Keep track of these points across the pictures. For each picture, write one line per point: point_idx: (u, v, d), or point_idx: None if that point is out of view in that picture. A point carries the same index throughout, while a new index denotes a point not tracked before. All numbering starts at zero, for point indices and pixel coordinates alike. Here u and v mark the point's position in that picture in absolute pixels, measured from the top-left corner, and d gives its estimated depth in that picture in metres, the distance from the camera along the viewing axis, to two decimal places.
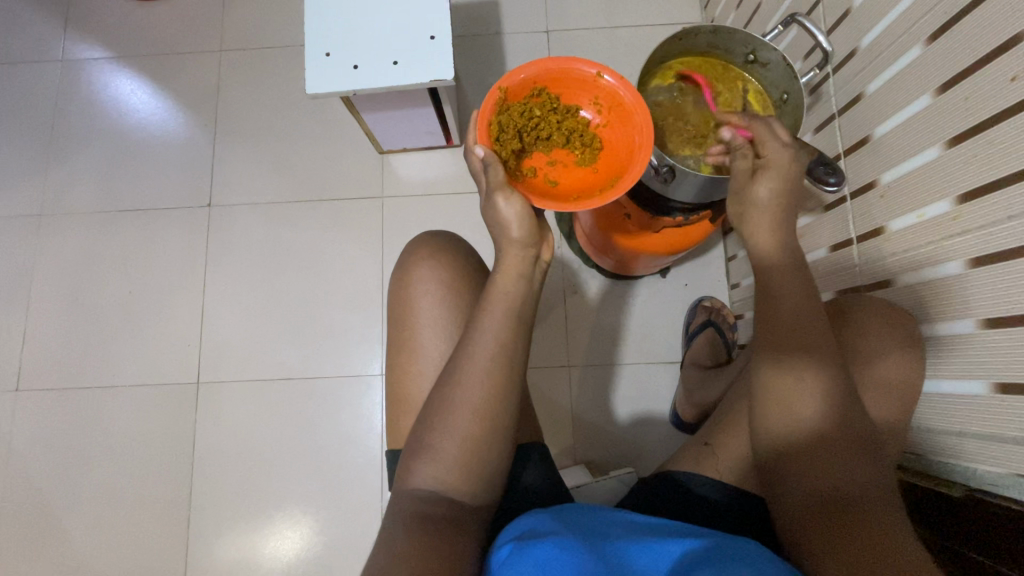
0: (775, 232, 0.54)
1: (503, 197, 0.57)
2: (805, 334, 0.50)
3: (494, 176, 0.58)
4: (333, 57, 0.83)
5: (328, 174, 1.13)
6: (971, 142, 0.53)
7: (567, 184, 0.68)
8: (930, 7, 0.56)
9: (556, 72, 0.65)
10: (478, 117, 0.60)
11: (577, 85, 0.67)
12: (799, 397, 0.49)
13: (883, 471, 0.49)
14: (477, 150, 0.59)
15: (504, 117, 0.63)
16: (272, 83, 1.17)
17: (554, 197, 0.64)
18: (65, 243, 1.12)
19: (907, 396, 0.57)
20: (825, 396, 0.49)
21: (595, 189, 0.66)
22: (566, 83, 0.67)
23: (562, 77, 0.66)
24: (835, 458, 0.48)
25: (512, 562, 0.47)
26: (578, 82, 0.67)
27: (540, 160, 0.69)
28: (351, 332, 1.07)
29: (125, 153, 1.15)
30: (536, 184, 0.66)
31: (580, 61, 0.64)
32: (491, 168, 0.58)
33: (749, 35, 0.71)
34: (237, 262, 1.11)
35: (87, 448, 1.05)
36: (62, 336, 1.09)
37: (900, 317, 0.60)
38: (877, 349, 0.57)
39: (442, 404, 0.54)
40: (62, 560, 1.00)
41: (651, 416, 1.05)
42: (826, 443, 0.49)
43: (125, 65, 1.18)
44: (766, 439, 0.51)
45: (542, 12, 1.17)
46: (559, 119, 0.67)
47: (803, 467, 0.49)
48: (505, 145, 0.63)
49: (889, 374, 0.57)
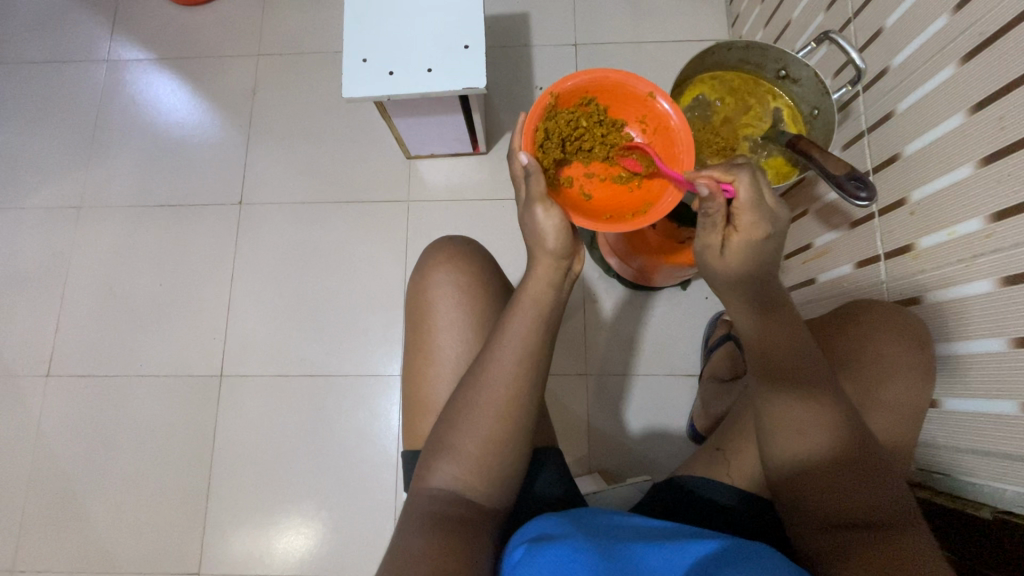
0: (750, 318, 0.52)
1: (543, 208, 0.59)
2: (811, 367, 0.50)
3: (534, 186, 0.59)
4: (369, 63, 0.85)
5: (356, 177, 1.16)
6: (1004, 161, 0.53)
7: (600, 198, 0.70)
8: (964, 28, 0.57)
9: (608, 83, 0.66)
10: (525, 123, 0.61)
11: (627, 100, 0.68)
12: (812, 422, 0.49)
13: (898, 487, 0.49)
14: (521, 156, 0.60)
15: (551, 124, 0.65)
16: (307, 87, 1.20)
17: (585, 212, 0.66)
18: (100, 235, 1.16)
19: (921, 416, 0.58)
20: (838, 420, 0.49)
21: (628, 210, 0.68)
22: (616, 96, 0.68)
23: (613, 90, 0.67)
24: (853, 478, 0.49)
25: (525, 563, 0.47)
26: (629, 97, 0.67)
27: (578, 169, 0.71)
28: (372, 332, 1.09)
29: (162, 150, 1.19)
30: (571, 195, 0.69)
31: (635, 79, 0.64)
32: (533, 177, 0.59)
33: (780, 51, 0.76)
34: (264, 259, 1.13)
35: (111, 436, 1.07)
36: (93, 324, 1.12)
37: (901, 334, 0.60)
38: (895, 368, 0.58)
39: (464, 404, 0.54)
40: (83, 544, 1.02)
41: (665, 429, 1.04)
42: (842, 465, 0.49)
43: (165, 67, 1.22)
44: (772, 462, 0.52)
45: (572, 25, 1.20)
46: (603, 132, 0.69)
47: (820, 487, 0.49)
48: (547, 153, 0.65)
49: (896, 393, 0.57)
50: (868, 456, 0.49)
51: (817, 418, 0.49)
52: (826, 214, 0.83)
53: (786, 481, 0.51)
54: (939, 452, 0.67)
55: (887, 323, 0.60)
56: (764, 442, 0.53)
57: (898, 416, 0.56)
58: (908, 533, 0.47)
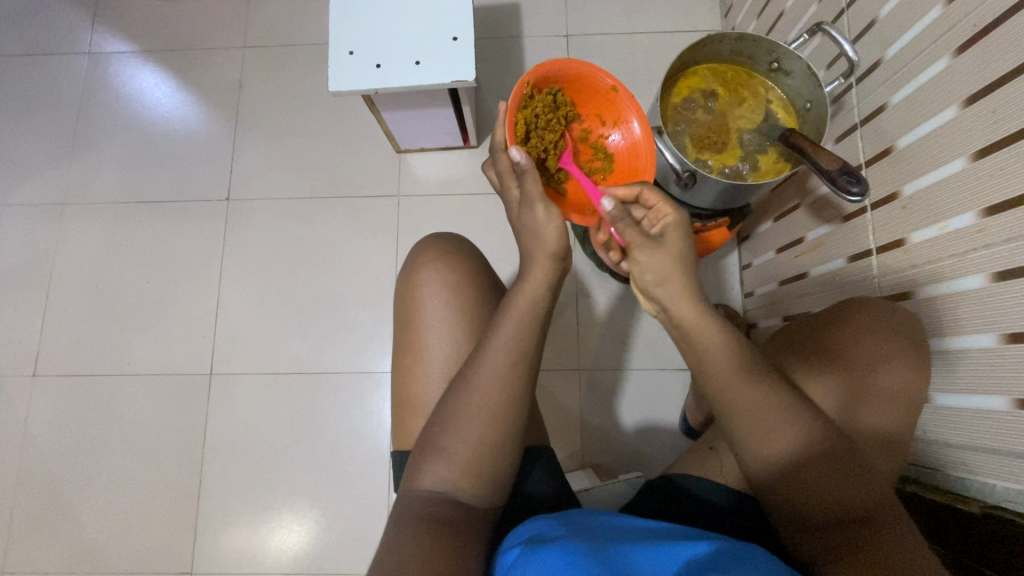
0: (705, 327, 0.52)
1: (543, 208, 0.59)
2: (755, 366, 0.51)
3: (531, 185, 0.59)
4: (356, 56, 0.84)
5: (345, 173, 1.14)
6: (999, 154, 0.52)
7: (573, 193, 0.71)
8: (957, 20, 0.56)
9: (577, 75, 0.68)
10: (507, 112, 0.61)
11: (590, 92, 0.71)
12: (770, 420, 0.49)
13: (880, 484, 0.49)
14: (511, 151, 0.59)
15: (525, 114, 0.65)
16: (293, 80, 1.18)
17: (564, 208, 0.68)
18: (85, 232, 1.14)
19: (915, 408, 0.57)
20: (798, 413, 0.50)
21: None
22: (580, 89, 0.70)
23: (579, 82, 0.69)
24: (834, 472, 0.48)
25: (518, 566, 0.47)
26: (590, 91, 0.70)
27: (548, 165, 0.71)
28: (364, 329, 1.08)
29: (147, 145, 1.17)
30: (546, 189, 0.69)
31: (601, 71, 0.67)
32: (528, 175, 0.59)
33: (773, 43, 0.75)
34: (253, 256, 1.12)
35: (100, 435, 1.06)
36: (79, 322, 1.11)
37: (895, 329, 0.59)
38: (887, 363, 0.57)
39: (455, 404, 0.54)
40: (74, 544, 1.02)
41: (658, 424, 1.04)
42: (822, 459, 0.49)
43: (148, 60, 1.20)
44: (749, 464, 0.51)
45: (563, 16, 1.18)
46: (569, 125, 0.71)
47: (807, 483, 0.49)
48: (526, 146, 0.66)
49: (888, 384, 0.57)
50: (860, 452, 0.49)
51: (775, 415, 0.49)
52: (818, 207, 0.82)
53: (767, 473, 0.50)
54: (931, 448, 0.67)
55: (885, 320, 0.60)
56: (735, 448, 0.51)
57: (889, 409, 0.56)
58: (893, 530, 0.47)
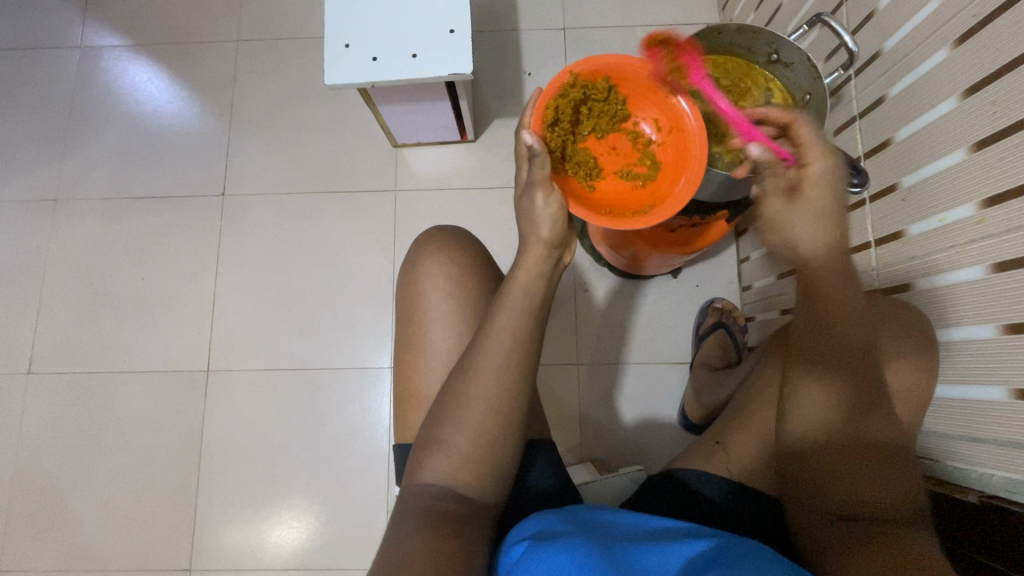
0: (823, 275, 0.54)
1: (543, 193, 0.59)
2: (848, 360, 0.50)
3: (537, 170, 0.60)
4: (352, 49, 0.83)
5: (341, 168, 1.13)
6: (998, 146, 0.52)
7: (604, 193, 0.69)
8: (956, 10, 0.56)
9: (632, 72, 0.66)
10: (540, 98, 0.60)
11: (648, 93, 0.68)
12: (819, 412, 0.51)
13: (907, 482, 0.49)
14: (525, 135, 0.58)
15: (564, 103, 0.64)
16: (288, 74, 1.17)
17: (586, 204, 0.65)
18: (78, 228, 1.13)
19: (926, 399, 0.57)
20: (848, 410, 0.50)
21: (629, 207, 0.67)
22: (637, 87, 0.68)
23: (637, 80, 0.67)
24: (860, 468, 0.48)
25: (522, 564, 0.47)
26: (648, 92, 0.68)
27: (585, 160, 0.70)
28: (362, 324, 1.08)
29: (141, 140, 1.16)
30: (574, 183, 0.67)
31: (659, 70, 0.65)
32: (537, 159, 0.59)
33: (773, 35, 0.74)
34: (250, 252, 1.11)
35: (97, 434, 1.05)
36: (75, 319, 1.10)
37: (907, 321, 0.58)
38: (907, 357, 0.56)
39: (455, 397, 0.53)
40: (72, 542, 1.01)
41: (658, 417, 1.04)
42: (854, 454, 0.49)
43: (141, 54, 1.19)
44: (790, 445, 0.53)
45: (559, 9, 1.17)
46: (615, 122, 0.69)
47: (834, 477, 0.49)
48: (559, 134, 0.65)
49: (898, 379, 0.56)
50: (859, 441, 0.49)
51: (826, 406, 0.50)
52: None
53: (800, 462, 0.52)
54: (930, 440, 0.67)
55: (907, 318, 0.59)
56: (785, 429, 0.53)
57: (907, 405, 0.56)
58: (914, 532, 0.46)
